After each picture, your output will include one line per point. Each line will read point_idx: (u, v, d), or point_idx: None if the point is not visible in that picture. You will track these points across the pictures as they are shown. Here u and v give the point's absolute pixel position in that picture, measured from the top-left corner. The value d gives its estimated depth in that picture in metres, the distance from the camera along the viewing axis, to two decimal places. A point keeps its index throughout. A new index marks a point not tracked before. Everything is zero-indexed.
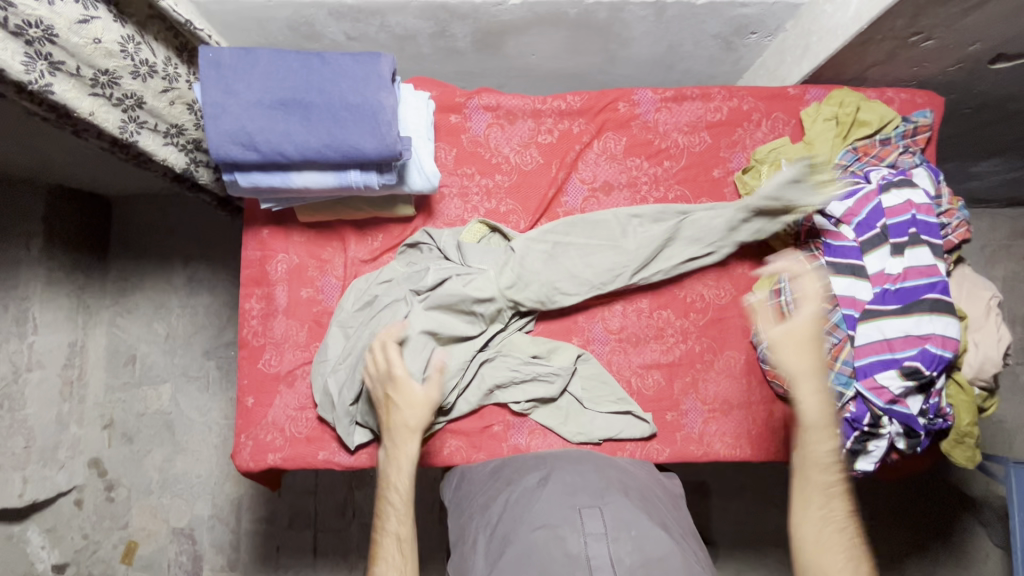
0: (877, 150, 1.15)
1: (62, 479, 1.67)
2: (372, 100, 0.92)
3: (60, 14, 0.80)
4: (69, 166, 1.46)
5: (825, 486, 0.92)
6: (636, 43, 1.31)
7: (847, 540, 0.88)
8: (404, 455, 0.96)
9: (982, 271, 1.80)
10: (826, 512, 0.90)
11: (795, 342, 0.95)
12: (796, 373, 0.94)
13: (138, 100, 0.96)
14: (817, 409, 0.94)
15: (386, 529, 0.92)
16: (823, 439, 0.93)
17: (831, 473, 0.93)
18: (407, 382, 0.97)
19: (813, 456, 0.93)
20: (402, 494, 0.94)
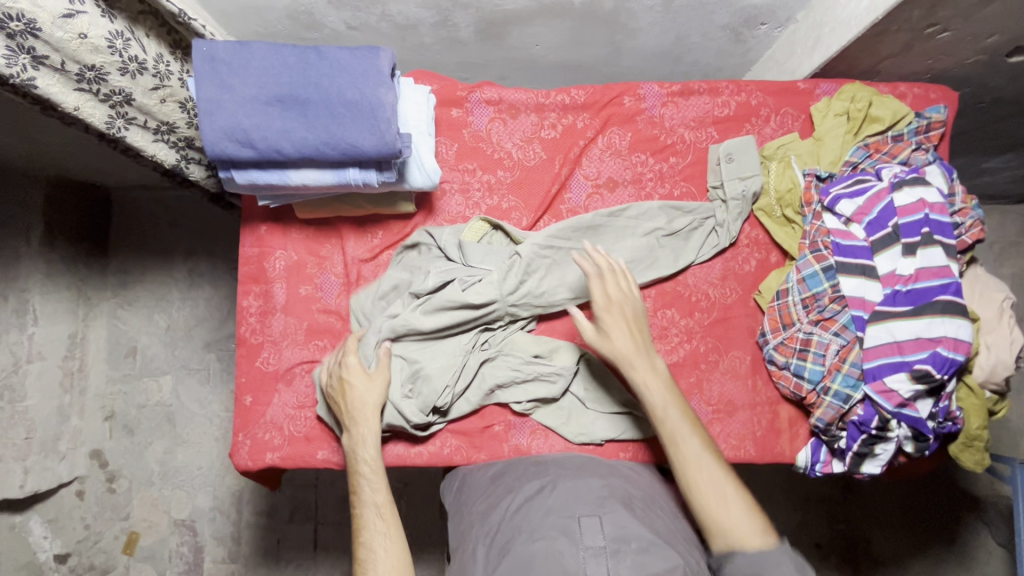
0: (889, 147, 1.12)
1: (63, 471, 1.67)
2: (371, 96, 0.90)
3: (42, 8, 0.77)
4: (66, 157, 1.44)
5: (676, 437, 0.91)
6: (643, 34, 1.28)
7: (713, 481, 0.87)
8: (370, 438, 0.99)
9: (990, 269, 1.77)
10: (682, 462, 0.90)
11: (613, 315, 0.98)
12: (619, 350, 0.96)
13: (126, 97, 0.94)
14: (646, 371, 0.95)
15: (366, 504, 0.93)
16: (657, 393, 0.94)
17: (676, 421, 0.92)
18: (356, 366, 1.02)
19: (660, 416, 0.93)
20: (374, 468, 0.97)
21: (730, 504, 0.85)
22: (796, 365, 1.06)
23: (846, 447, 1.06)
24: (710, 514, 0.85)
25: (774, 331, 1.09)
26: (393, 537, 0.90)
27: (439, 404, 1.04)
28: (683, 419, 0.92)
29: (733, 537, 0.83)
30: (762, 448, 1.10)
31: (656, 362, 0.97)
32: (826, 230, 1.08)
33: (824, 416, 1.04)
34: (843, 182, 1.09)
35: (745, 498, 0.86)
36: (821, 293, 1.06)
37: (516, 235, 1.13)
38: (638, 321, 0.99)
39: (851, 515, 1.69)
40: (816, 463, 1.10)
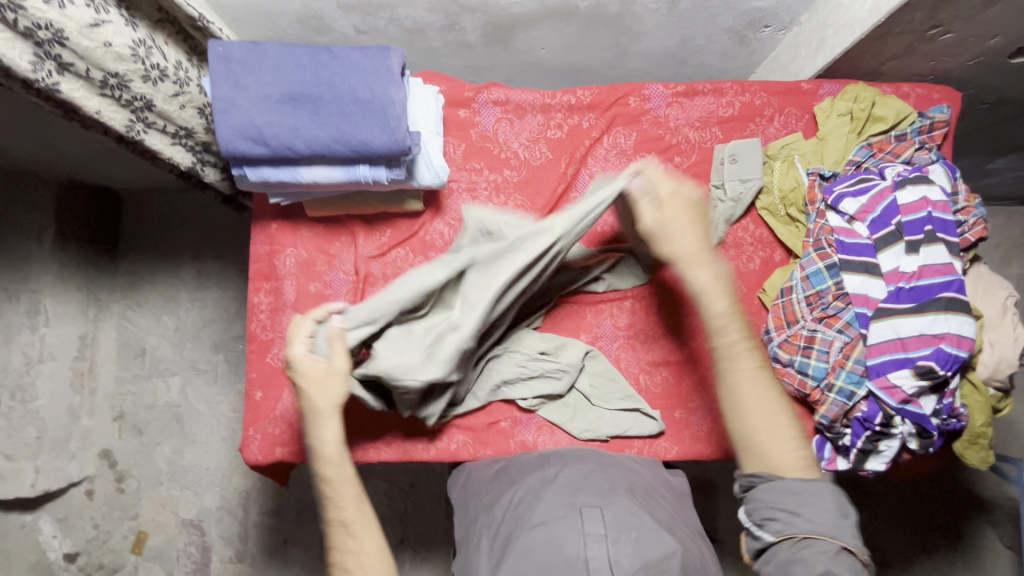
0: (892, 146, 1.13)
1: (73, 470, 1.70)
2: (381, 95, 0.92)
3: (71, 18, 0.80)
4: (81, 160, 1.47)
5: (733, 351, 0.87)
6: (647, 37, 1.30)
7: (765, 398, 0.85)
8: (330, 447, 0.86)
9: (996, 270, 1.77)
10: (734, 378, 0.86)
11: (670, 225, 0.93)
12: (675, 254, 0.92)
13: (147, 102, 0.96)
14: (705, 280, 0.90)
15: (333, 521, 0.83)
16: (713, 305, 0.88)
17: (730, 336, 0.87)
18: (307, 360, 0.88)
19: (716, 328, 0.88)
20: (338, 476, 0.85)
21: (773, 426, 0.85)
22: (800, 362, 1.07)
23: (850, 444, 1.06)
24: (750, 431, 0.85)
25: (778, 328, 1.11)
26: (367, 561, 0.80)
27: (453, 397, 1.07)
28: (739, 335, 0.87)
29: (772, 461, 0.84)
30: None
31: (717, 272, 0.91)
32: (830, 228, 1.08)
33: (829, 412, 1.05)
34: (846, 180, 1.09)
35: (790, 423, 0.85)
36: (824, 291, 1.07)
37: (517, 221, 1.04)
38: (699, 231, 0.92)
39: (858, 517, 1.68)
40: (822, 461, 1.10)
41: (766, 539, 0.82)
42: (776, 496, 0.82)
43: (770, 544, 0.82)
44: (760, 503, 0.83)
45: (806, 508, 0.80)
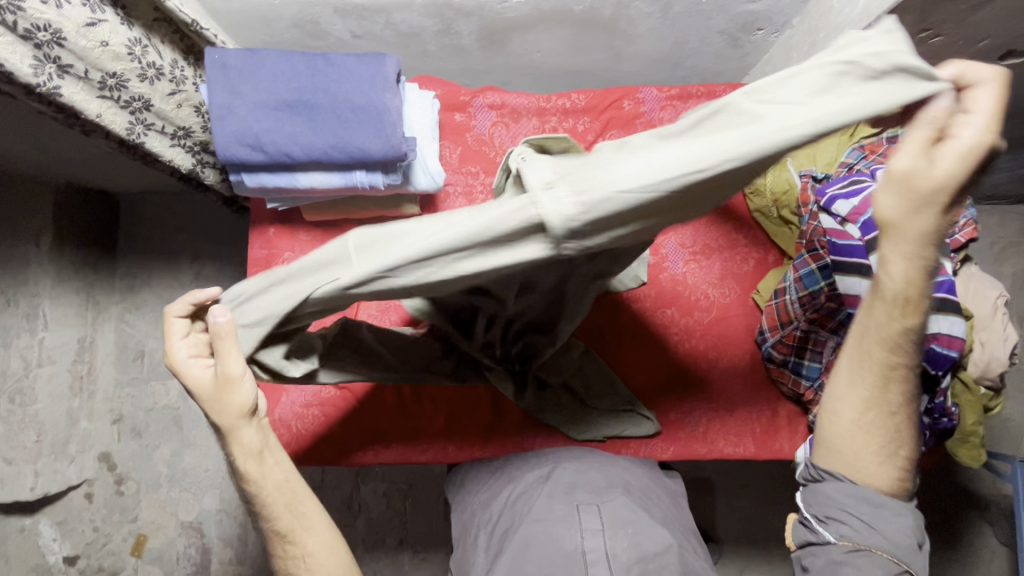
0: (883, 148, 1.10)
1: (73, 473, 1.71)
2: (376, 101, 0.92)
3: (68, 18, 0.81)
4: (78, 164, 1.48)
5: (880, 366, 0.71)
6: (642, 40, 1.31)
7: (895, 423, 0.73)
8: (244, 461, 0.77)
9: (991, 268, 1.78)
10: (876, 395, 0.72)
11: (908, 191, 0.58)
12: (887, 228, 0.62)
13: (145, 102, 0.97)
14: (904, 281, 0.64)
15: (273, 526, 0.81)
16: (889, 312, 0.67)
17: (891, 353, 0.69)
18: (195, 368, 0.73)
19: (875, 332, 0.69)
20: (266, 483, 0.79)
21: (874, 452, 0.74)
22: (794, 362, 1.09)
23: None
24: (842, 441, 0.76)
25: (772, 328, 1.11)
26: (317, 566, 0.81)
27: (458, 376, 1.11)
28: (899, 355, 0.69)
29: (851, 473, 0.76)
30: (761, 445, 1.13)
31: (927, 280, 0.64)
32: (822, 229, 1.04)
33: None
34: (839, 182, 1.04)
35: (894, 454, 0.74)
36: (817, 291, 1.04)
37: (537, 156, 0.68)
38: (941, 219, 0.59)
39: None
40: None
41: (824, 537, 0.76)
42: (852, 498, 0.75)
43: (829, 544, 0.76)
44: (827, 500, 0.76)
45: (881, 523, 0.73)
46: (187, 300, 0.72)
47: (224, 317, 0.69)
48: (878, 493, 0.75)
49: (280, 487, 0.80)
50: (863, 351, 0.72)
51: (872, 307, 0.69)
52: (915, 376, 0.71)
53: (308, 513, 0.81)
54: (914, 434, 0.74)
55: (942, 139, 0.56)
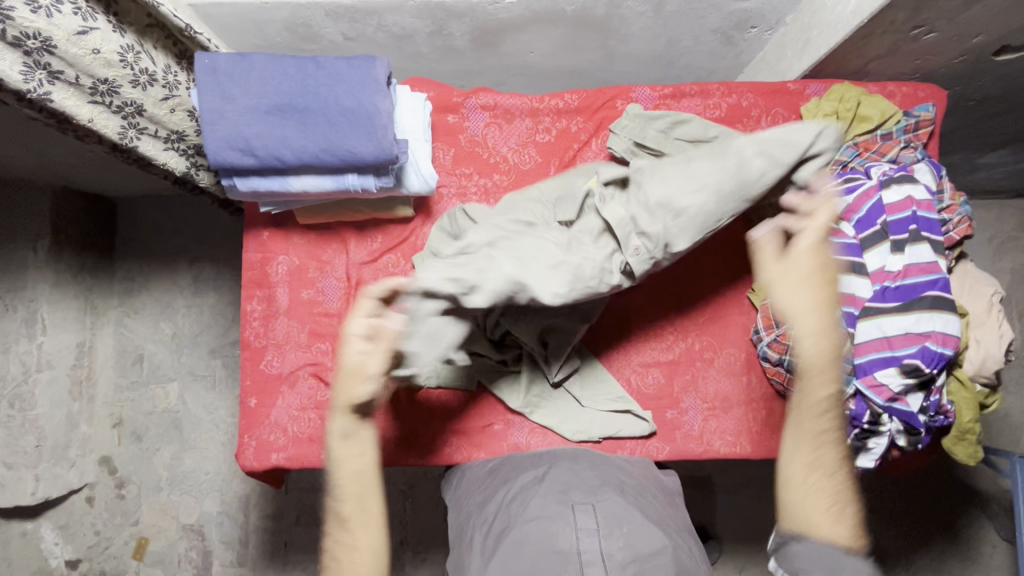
0: (878, 145, 1.13)
1: (73, 477, 1.72)
2: (367, 104, 0.92)
3: (58, 26, 0.81)
4: (73, 169, 1.48)
5: (818, 431, 0.86)
6: (635, 39, 1.30)
7: (835, 483, 0.85)
8: (336, 442, 0.86)
9: (989, 264, 1.78)
10: (815, 458, 0.86)
11: (798, 279, 0.84)
12: (794, 313, 0.84)
13: (137, 108, 0.97)
14: (815, 352, 0.84)
15: (330, 510, 0.86)
16: (818, 380, 0.85)
17: (822, 416, 0.86)
18: (352, 343, 0.86)
19: (804, 400, 0.86)
20: (342, 473, 0.85)
21: (826, 512, 0.84)
22: (789, 361, 1.08)
23: None
24: (799, 502, 0.85)
25: (767, 328, 1.11)
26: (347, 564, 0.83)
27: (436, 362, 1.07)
28: (828, 418, 0.86)
29: (815, 531, 0.83)
30: (757, 443, 1.13)
31: (837, 350, 0.86)
32: None
33: None
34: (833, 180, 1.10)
35: (843, 509, 0.84)
36: None
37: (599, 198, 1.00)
38: (824, 293, 0.84)
39: None
40: None
41: None
42: (815, 556, 0.81)
43: None
44: (800, 559, 0.82)
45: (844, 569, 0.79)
46: (383, 285, 0.90)
47: (396, 324, 0.89)
48: (839, 549, 0.81)
49: (352, 486, 0.85)
50: (801, 421, 0.87)
51: (803, 381, 0.86)
52: (842, 438, 0.87)
53: (354, 517, 0.84)
54: (854, 494, 0.86)
55: (799, 238, 0.86)
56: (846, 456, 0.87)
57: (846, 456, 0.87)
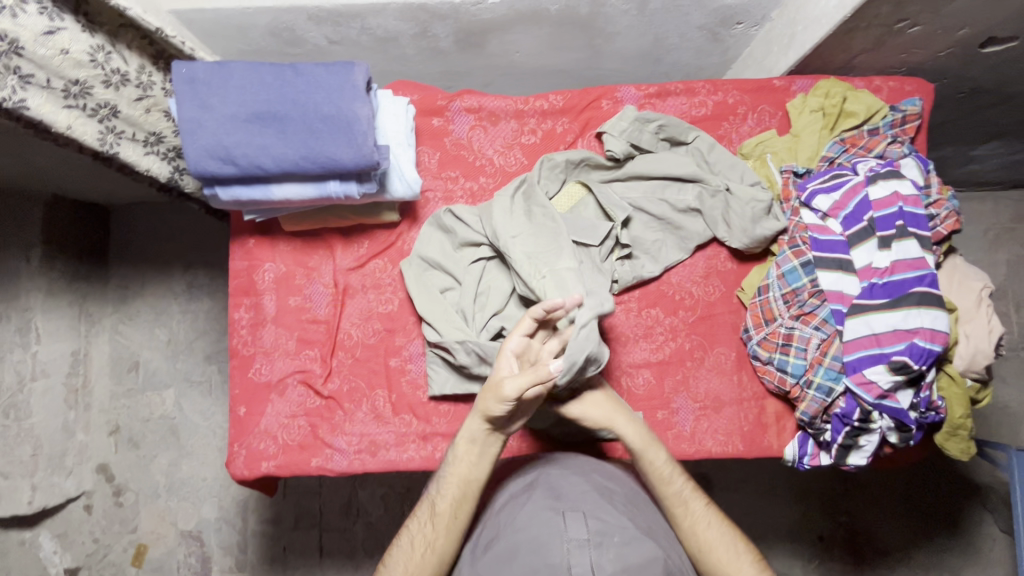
0: (865, 140, 1.13)
1: (70, 485, 1.71)
2: (346, 110, 0.92)
3: (24, 26, 0.81)
4: (62, 178, 1.47)
5: (677, 495, 0.95)
6: (620, 38, 1.29)
7: (715, 530, 0.94)
8: (462, 439, 0.95)
9: (985, 256, 1.77)
10: (690, 518, 0.95)
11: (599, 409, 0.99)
12: (609, 421, 0.99)
13: (112, 109, 0.97)
14: (635, 435, 0.98)
15: (426, 500, 0.96)
16: (648, 458, 0.96)
17: (672, 483, 0.95)
18: (504, 360, 0.91)
19: (658, 478, 0.95)
20: (452, 469, 0.95)
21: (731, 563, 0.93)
22: (779, 360, 1.08)
23: (831, 440, 1.07)
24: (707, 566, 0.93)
25: (757, 326, 1.11)
26: (417, 555, 0.91)
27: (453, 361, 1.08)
28: (675, 481, 0.96)
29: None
30: (750, 443, 1.11)
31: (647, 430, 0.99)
32: (804, 225, 1.09)
33: (809, 409, 1.05)
34: (820, 177, 1.10)
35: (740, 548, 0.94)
36: (800, 288, 1.07)
37: (611, 210, 1.12)
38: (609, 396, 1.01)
39: (854, 507, 1.69)
40: (804, 456, 1.11)
41: None
42: None
43: None
44: None
45: None
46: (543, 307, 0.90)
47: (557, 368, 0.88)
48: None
49: (455, 486, 0.94)
50: (660, 499, 0.96)
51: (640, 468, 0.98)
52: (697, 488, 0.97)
53: (444, 515, 0.92)
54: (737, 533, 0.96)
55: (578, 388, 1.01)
56: (709, 500, 0.97)
57: (709, 500, 0.97)
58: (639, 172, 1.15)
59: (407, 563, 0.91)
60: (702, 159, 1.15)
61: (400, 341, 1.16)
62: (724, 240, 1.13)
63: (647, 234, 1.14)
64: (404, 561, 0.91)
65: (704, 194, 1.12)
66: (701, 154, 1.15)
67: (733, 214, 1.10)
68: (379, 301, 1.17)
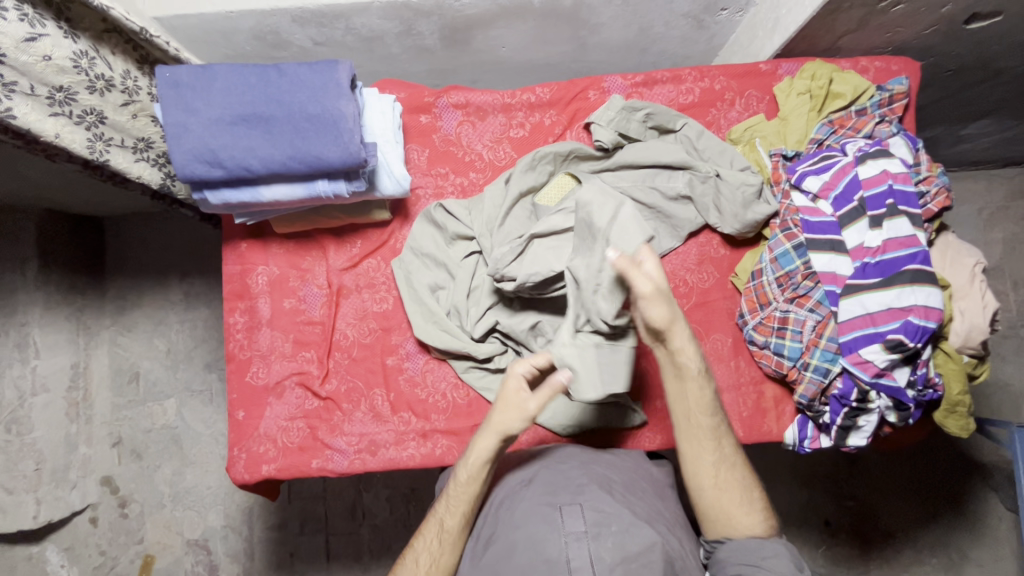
0: (853, 121, 1.13)
1: (74, 499, 1.71)
2: (331, 110, 0.92)
3: (5, 34, 0.80)
4: (53, 191, 1.46)
5: (711, 429, 0.93)
6: (606, 28, 1.29)
7: (739, 476, 0.93)
8: (473, 459, 0.93)
9: (981, 235, 1.77)
10: (719, 456, 0.93)
11: (663, 297, 0.86)
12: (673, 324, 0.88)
13: (98, 115, 0.97)
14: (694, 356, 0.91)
15: (433, 517, 0.95)
16: (695, 384, 0.92)
17: (712, 417, 0.93)
18: (517, 380, 0.92)
19: (696, 404, 0.93)
20: (458, 488, 0.94)
21: (737, 501, 0.92)
22: (775, 344, 1.08)
23: (830, 422, 1.07)
24: (717, 503, 0.92)
25: (752, 311, 1.11)
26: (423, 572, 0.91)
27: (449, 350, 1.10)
28: (716, 417, 0.93)
29: (733, 523, 0.92)
30: (749, 428, 1.11)
31: (704, 360, 0.93)
32: (795, 208, 1.09)
33: (807, 392, 1.05)
34: (809, 159, 1.10)
35: (753, 493, 0.93)
36: (793, 271, 1.07)
37: None
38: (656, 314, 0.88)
39: (859, 491, 1.69)
40: (805, 439, 1.11)
41: None
42: (742, 552, 0.89)
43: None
44: (723, 564, 0.90)
45: (767, 562, 0.87)
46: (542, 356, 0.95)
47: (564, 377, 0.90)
48: (760, 539, 0.90)
49: (459, 497, 0.94)
50: (693, 426, 0.93)
51: (682, 390, 0.93)
52: (732, 430, 0.95)
53: (454, 533, 0.92)
54: (757, 481, 0.95)
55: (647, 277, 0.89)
56: (739, 445, 0.96)
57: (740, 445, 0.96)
58: (629, 160, 1.14)
59: None
60: (691, 146, 1.16)
61: (396, 340, 1.16)
62: (717, 226, 1.13)
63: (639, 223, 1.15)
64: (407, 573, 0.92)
65: (694, 180, 1.12)
66: (690, 140, 1.16)
67: (724, 199, 1.10)
68: (374, 301, 1.17)
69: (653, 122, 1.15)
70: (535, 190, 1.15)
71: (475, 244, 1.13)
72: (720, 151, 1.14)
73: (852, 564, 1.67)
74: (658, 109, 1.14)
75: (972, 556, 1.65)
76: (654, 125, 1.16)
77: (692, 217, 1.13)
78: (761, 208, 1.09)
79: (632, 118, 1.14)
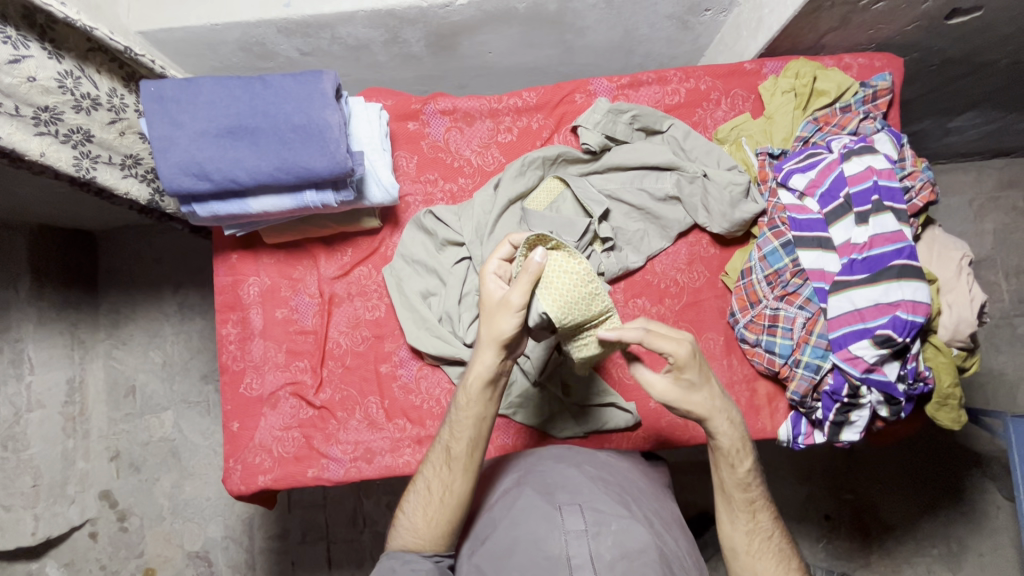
0: (837, 118, 1.14)
1: (73, 514, 1.71)
2: (317, 119, 0.92)
3: None
4: (45, 208, 1.47)
5: (749, 504, 0.92)
6: (591, 31, 1.30)
7: (777, 539, 0.92)
8: (475, 379, 0.87)
9: (972, 226, 1.78)
10: (755, 527, 0.92)
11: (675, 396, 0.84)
12: (707, 414, 0.86)
13: (85, 134, 0.97)
14: (735, 436, 0.89)
15: (440, 444, 0.92)
16: (725, 461, 0.90)
17: (748, 491, 0.92)
18: (492, 282, 0.84)
19: (730, 479, 0.91)
20: (459, 413, 0.90)
21: (774, 568, 0.91)
22: (767, 342, 1.08)
23: (823, 417, 1.07)
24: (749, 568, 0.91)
25: (742, 310, 1.12)
26: (436, 498, 0.90)
27: (441, 354, 1.09)
28: (752, 490, 0.92)
29: None
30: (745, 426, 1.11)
31: (742, 434, 0.90)
32: (782, 206, 1.10)
33: (799, 388, 1.06)
34: (795, 157, 1.11)
35: (792, 563, 0.91)
36: (782, 269, 1.08)
37: (589, 206, 1.11)
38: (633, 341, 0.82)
39: (857, 485, 1.70)
40: (799, 436, 1.11)
41: None
42: None
43: None
44: None
45: None
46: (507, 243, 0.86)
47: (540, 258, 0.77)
48: None
49: (465, 418, 0.89)
50: (730, 497, 0.92)
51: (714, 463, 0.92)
52: (770, 502, 0.93)
53: (461, 458, 0.89)
54: (796, 549, 0.94)
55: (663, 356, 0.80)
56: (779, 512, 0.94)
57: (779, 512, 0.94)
58: (617, 162, 1.15)
59: (426, 508, 0.90)
60: (678, 147, 1.16)
61: (389, 347, 1.16)
62: (705, 225, 1.13)
63: (629, 224, 1.16)
64: (420, 502, 0.91)
65: (682, 180, 1.13)
66: (677, 141, 1.16)
67: (711, 199, 1.11)
68: (366, 308, 1.17)
69: (641, 124, 1.16)
70: (525, 195, 1.15)
71: (466, 250, 1.13)
72: (708, 151, 1.15)
73: (853, 558, 1.67)
74: (645, 111, 1.15)
75: (972, 546, 1.65)
76: (642, 127, 1.16)
77: (678, 219, 1.14)
78: (749, 207, 1.10)
79: (616, 119, 1.14)
